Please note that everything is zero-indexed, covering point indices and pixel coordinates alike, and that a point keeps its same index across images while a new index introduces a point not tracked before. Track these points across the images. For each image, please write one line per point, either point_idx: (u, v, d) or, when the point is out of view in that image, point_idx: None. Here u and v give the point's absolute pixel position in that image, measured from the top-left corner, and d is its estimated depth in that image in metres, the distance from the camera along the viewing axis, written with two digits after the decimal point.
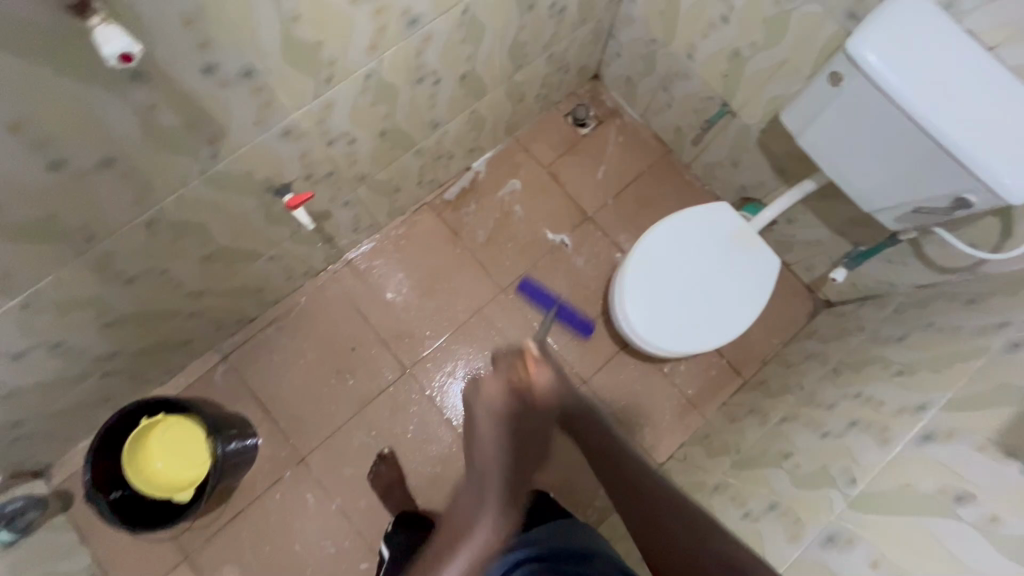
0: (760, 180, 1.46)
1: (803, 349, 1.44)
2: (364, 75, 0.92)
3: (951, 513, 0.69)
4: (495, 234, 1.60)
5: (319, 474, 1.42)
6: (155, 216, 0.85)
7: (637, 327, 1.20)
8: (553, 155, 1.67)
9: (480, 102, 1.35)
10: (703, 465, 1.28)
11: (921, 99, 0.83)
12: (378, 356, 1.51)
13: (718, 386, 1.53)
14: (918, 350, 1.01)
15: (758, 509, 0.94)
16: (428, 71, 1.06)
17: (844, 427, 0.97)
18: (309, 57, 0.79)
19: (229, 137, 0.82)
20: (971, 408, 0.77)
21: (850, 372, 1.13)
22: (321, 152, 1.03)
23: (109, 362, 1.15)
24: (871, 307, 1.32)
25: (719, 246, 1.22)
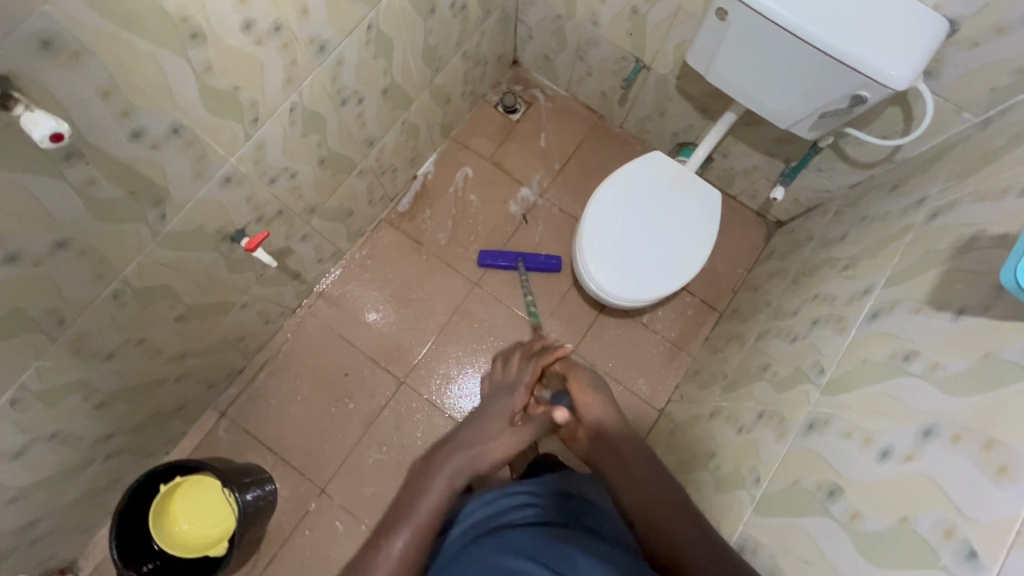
0: (689, 124, 1.53)
1: (765, 270, 1.51)
2: (288, 108, 0.96)
3: (902, 371, 0.72)
4: (455, 233, 1.65)
5: (342, 501, 1.45)
6: (121, 287, 0.88)
7: (604, 285, 1.25)
8: (493, 146, 1.72)
9: (409, 111, 1.39)
10: (698, 398, 1.35)
11: (799, 15, 0.91)
12: (371, 376, 1.54)
13: (697, 323, 1.60)
14: (859, 242, 1.09)
15: (750, 420, 1.01)
16: (350, 92, 1.10)
17: (808, 328, 1.04)
18: (230, 103, 0.83)
19: (173, 196, 0.85)
20: (906, 279, 0.84)
21: (807, 279, 1.20)
22: (265, 192, 1.07)
23: (110, 442, 1.16)
24: (815, 216, 1.40)
25: (662, 193, 1.28)
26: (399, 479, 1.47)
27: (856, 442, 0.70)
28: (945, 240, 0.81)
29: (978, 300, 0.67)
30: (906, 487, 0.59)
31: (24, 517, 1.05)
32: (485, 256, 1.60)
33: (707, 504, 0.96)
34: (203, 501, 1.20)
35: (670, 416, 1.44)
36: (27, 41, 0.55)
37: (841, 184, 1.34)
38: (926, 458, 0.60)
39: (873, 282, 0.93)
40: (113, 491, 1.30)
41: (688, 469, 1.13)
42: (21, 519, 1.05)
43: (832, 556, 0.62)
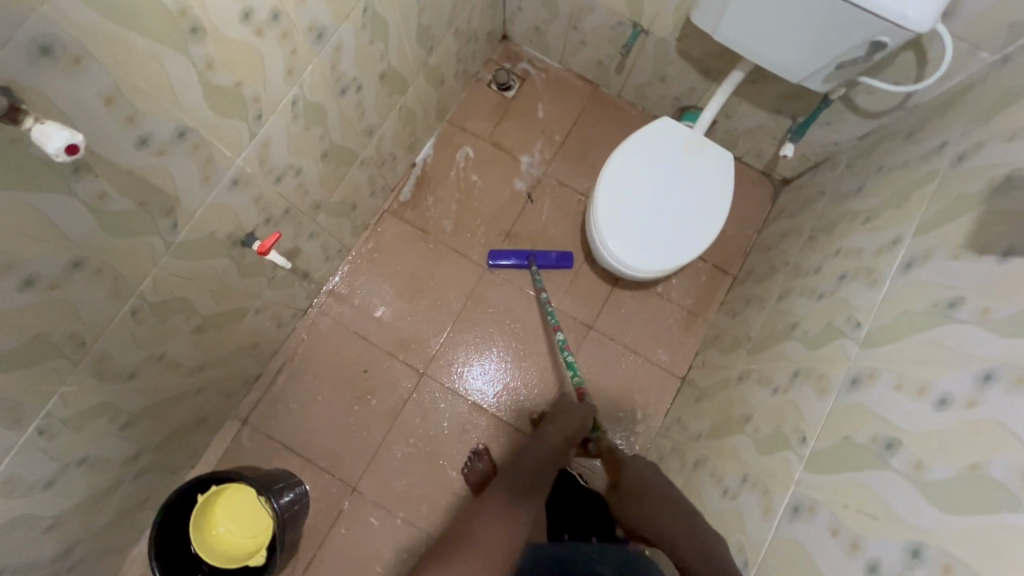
0: (690, 86, 1.50)
1: (776, 230, 1.51)
2: (290, 102, 0.91)
3: (948, 319, 0.72)
4: (460, 219, 1.62)
5: (374, 497, 1.45)
6: (138, 303, 0.85)
7: (622, 256, 1.23)
8: (490, 126, 1.68)
9: (405, 97, 1.34)
10: (722, 363, 1.35)
11: None
12: (391, 370, 1.52)
13: (712, 288, 1.60)
14: (878, 193, 1.08)
15: (784, 381, 1.01)
16: (348, 80, 1.05)
17: (835, 284, 1.04)
18: (232, 100, 0.79)
19: (183, 204, 0.82)
20: (938, 226, 0.84)
21: (826, 234, 1.20)
22: (272, 192, 1.03)
23: (137, 462, 1.14)
24: (825, 170, 1.39)
25: (673, 158, 1.26)
26: (429, 469, 1.47)
27: (908, 394, 0.70)
28: (977, 183, 0.80)
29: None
30: (970, 433, 0.60)
31: (61, 545, 1.03)
32: (495, 254, 1.57)
33: (749, 466, 0.96)
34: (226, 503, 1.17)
35: (693, 383, 1.45)
36: (25, 47, 0.51)
37: (851, 135, 1.33)
38: (988, 403, 0.60)
39: (900, 232, 0.92)
40: (145, 509, 1.28)
41: (723, 434, 1.13)
42: (59, 547, 1.03)
43: (897, 506, 0.63)
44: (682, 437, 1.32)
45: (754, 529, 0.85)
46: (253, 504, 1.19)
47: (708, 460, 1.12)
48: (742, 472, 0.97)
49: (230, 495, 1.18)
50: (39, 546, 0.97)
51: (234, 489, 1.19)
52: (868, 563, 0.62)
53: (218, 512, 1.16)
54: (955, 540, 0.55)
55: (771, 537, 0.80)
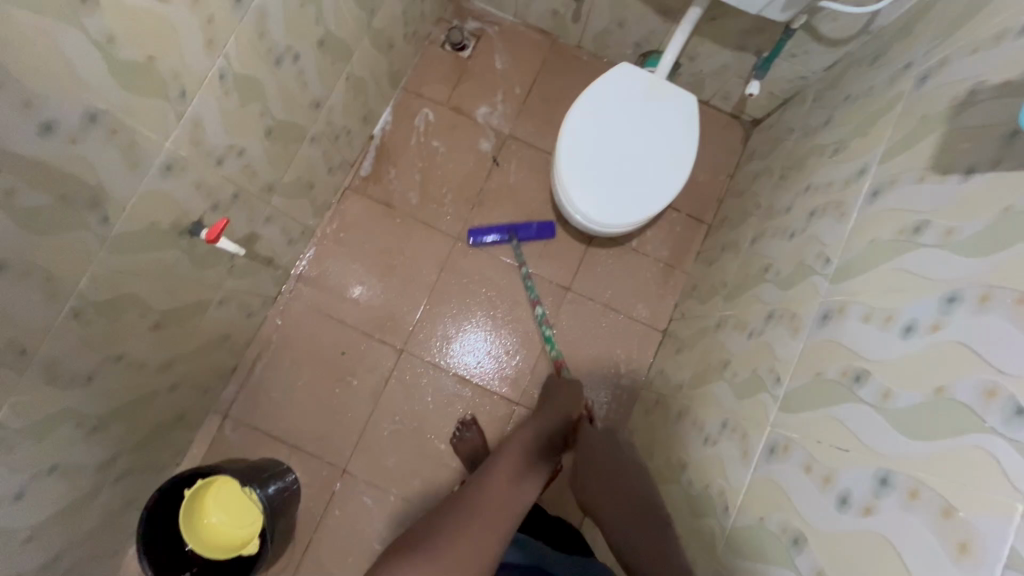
0: (650, 29, 1.44)
1: (748, 172, 1.47)
2: (217, 76, 0.85)
3: (912, 244, 0.70)
4: (426, 190, 1.57)
5: (366, 476, 1.45)
6: (80, 302, 0.81)
7: (591, 212, 1.20)
8: (448, 89, 1.61)
9: (351, 64, 1.28)
10: (700, 312, 1.34)
11: None
12: (370, 350, 1.50)
13: (688, 239, 1.57)
14: (845, 123, 1.05)
15: (759, 324, 1.00)
16: (282, 49, 0.99)
17: (805, 221, 1.02)
18: (148, 77, 0.73)
19: (111, 194, 0.77)
20: (903, 150, 0.81)
21: (796, 171, 1.17)
22: (214, 175, 0.97)
23: (115, 465, 1.12)
24: (793, 106, 1.35)
25: (635, 106, 1.22)
26: (418, 445, 1.47)
27: (876, 324, 0.69)
28: (940, 101, 0.77)
29: (985, 158, 0.64)
30: (935, 357, 0.58)
31: (45, 555, 1.02)
32: (474, 233, 1.53)
33: (728, 412, 0.96)
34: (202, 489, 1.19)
35: (674, 335, 1.44)
36: None
37: (818, 66, 1.28)
38: (954, 326, 0.58)
39: (866, 161, 0.90)
40: (133, 510, 1.27)
41: (703, 382, 1.13)
42: (44, 557, 1.02)
43: (867, 437, 0.62)
44: (665, 389, 1.32)
45: (733, 473, 0.85)
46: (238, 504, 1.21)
47: (690, 410, 1.12)
48: (722, 417, 0.97)
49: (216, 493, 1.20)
50: (21, 558, 0.96)
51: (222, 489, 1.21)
52: (840, 496, 0.61)
53: (199, 507, 1.18)
54: (923, 465, 0.54)
55: (749, 480, 0.80)
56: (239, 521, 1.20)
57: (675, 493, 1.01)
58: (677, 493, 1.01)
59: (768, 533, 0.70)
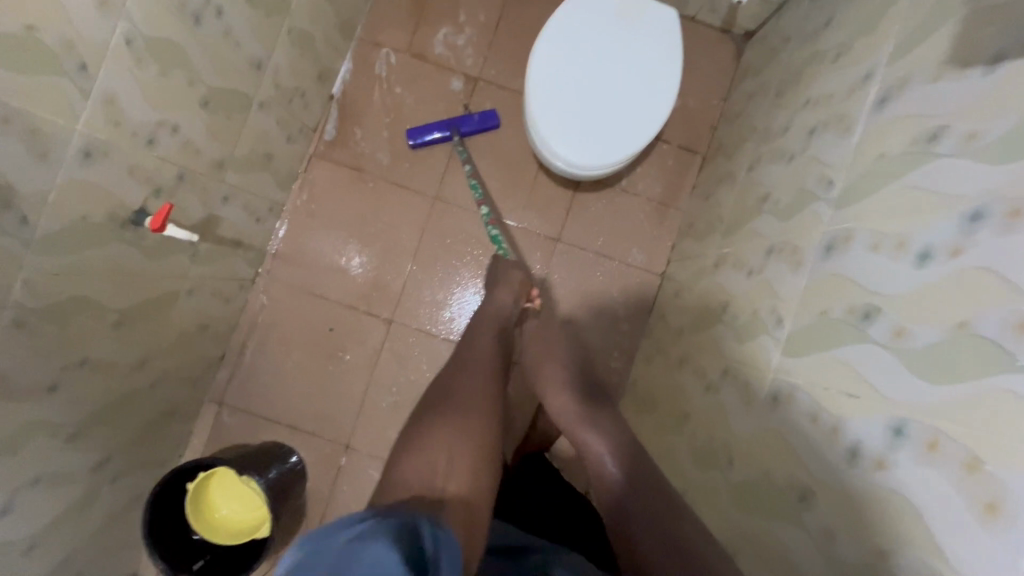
0: None
1: (743, 93, 1.34)
2: (122, 42, 0.75)
3: (927, 155, 0.60)
4: (396, 148, 1.46)
5: (370, 450, 1.43)
6: (19, 312, 0.75)
7: (571, 155, 1.09)
8: (407, 34, 1.47)
9: (291, 15, 1.15)
10: (697, 252, 1.25)
11: None
12: (357, 324, 1.45)
13: (681, 173, 1.47)
14: (846, 24, 0.92)
15: (758, 261, 0.92)
16: (200, 3, 0.87)
17: (805, 141, 0.91)
18: (32, 52, 0.64)
19: (24, 193, 0.69)
20: (914, 46, 0.70)
21: (793, 86, 1.05)
22: (148, 158, 0.89)
23: (109, 466, 1.11)
24: (789, 11, 1.20)
25: (608, 29, 1.09)
26: None
27: (885, 252, 0.61)
28: None
29: (1013, 43, 0.53)
30: (955, 286, 0.50)
31: (52, 560, 1.02)
32: (412, 129, 1.41)
33: (730, 357, 0.90)
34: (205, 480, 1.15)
35: (673, 278, 1.37)
36: None
37: None
38: (975, 248, 0.50)
39: (873, 64, 0.78)
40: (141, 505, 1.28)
41: (702, 326, 1.07)
42: (52, 562, 1.02)
43: (878, 381, 0.55)
44: (665, 336, 1.26)
45: (736, 423, 0.79)
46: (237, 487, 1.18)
47: (690, 357, 1.06)
48: (723, 363, 0.91)
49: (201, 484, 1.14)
50: (27, 566, 0.96)
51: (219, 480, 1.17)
52: (849, 448, 0.56)
53: (203, 503, 1.14)
54: (942, 413, 0.47)
55: (753, 431, 0.74)
56: (248, 505, 1.18)
57: (679, 444, 0.97)
58: (680, 445, 0.96)
59: (775, 486, 0.66)
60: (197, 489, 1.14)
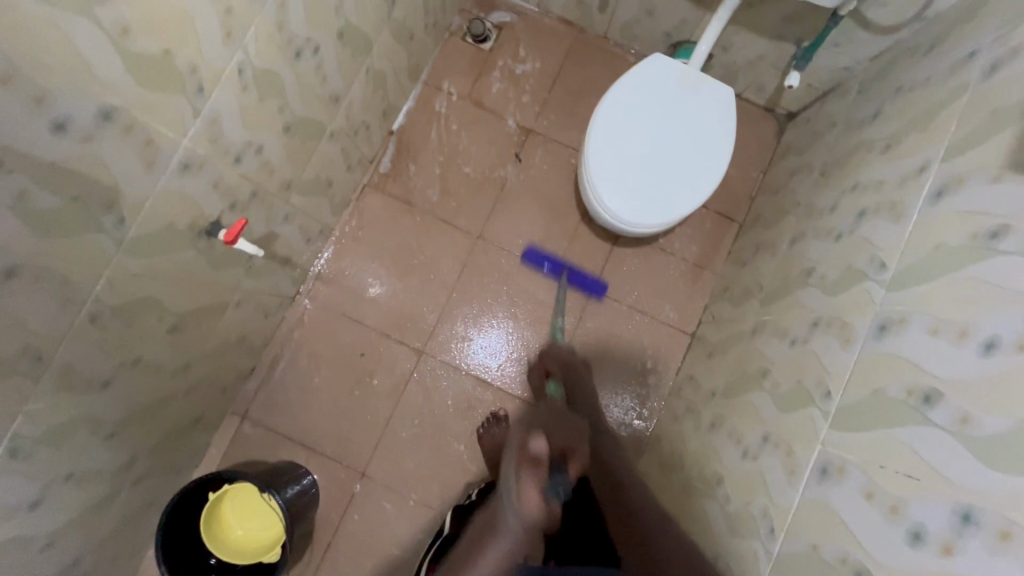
0: (682, 19, 1.39)
1: (783, 169, 1.41)
2: (235, 70, 0.81)
3: (988, 251, 0.63)
4: (446, 187, 1.52)
5: (385, 480, 1.42)
6: (97, 307, 0.78)
7: (621, 212, 1.14)
8: (469, 82, 1.56)
9: (372, 56, 1.23)
10: (732, 316, 1.28)
11: None
12: (387, 350, 1.47)
13: (718, 238, 1.51)
14: (897, 118, 0.98)
15: (803, 332, 0.94)
16: (302, 41, 0.95)
17: (854, 221, 0.95)
18: (163, 71, 0.69)
19: (126, 196, 0.73)
20: (969, 147, 0.75)
21: (839, 169, 1.10)
22: (232, 174, 0.94)
23: (133, 469, 1.10)
24: (834, 99, 1.28)
25: (669, 101, 1.16)
26: (436, 448, 1.43)
27: (946, 338, 0.63)
28: (1012, 93, 0.71)
29: None
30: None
31: (64, 558, 1.00)
32: (531, 251, 1.49)
33: (770, 425, 0.91)
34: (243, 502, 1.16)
35: (704, 339, 1.39)
36: None
37: (863, 57, 1.21)
38: None
39: (927, 158, 0.83)
40: (151, 513, 1.26)
41: (737, 390, 1.08)
42: (63, 561, 1.01)
43: (941, 465, 0.56)
44: (696, 395, 1.26)
45: (778, 491, 0.80)
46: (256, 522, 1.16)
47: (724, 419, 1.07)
48: (762, 430, 0.92)
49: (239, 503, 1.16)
50: (40, 564, 0.94)
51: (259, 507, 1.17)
52: (912, 529, 0.57)
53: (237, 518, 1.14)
54: (1011, 503, 0.49)
55: (794, 505, 0.75)
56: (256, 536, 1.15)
57: (711, 508, 0.96)
58: (713, 510, 0.95)
59: (825, 561, 0.66)
60: (210, 511, 1.15)
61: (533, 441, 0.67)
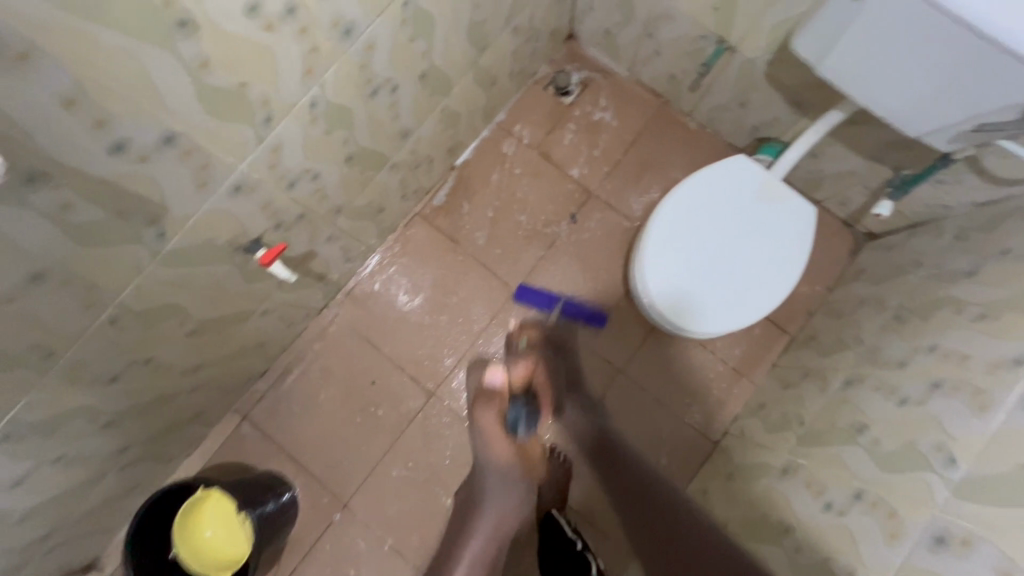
0: (775, 117, 1.32)
1: (852, 294, 1.30)
2: (308, 103, 0.80)
3: None
4: (494, 233, 1.49)
5: (365, 517, 1.37)
6: (117, 312, 0.77)
7: (672, 310, 1.07)
8: (541, 132, 1.53)
9: (450, 97, 1.22)
10: (764, 442, 1.18)
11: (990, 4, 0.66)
12: (399, 385, 1.43)
13: (764, 347, 1.41)
14: (997, 286, 0.88)
15: (841, 500, 0.85)
16: (382, 81, 0.93)
17: (924, 391, 0.85)
18: (234, 104, 0.68)
19: (172, 213, 0.73)
20: None
21: (918, 320, 1.00)
22: (284, 199, 0.93)
23: (124, 456, 1.10)
24: (926, 236, 1.18)
25: (744, 205, 1.09)
26: (424, 498, 1.38)
27: None
28: None
29: None
30: None
31: (35, 532, 1.00)
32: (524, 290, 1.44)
33: None
34: (220, 520, 1.12)
35: (728, 454, 1.28)
36: None
37: (968, 201, 1.11)
38: None
39: None
40: (132, 496, 1.25)
41: (753, 534, 0.98)
42: (35, 534, 1.00)
43: None
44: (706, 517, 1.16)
45: None
46: (225, 528, 1.12)
47: None
48: None
49: (212, 521, 1.11)
50: (9, 536, 0.94)
51: (227, 526, 1.12)
52: None
53: (211, 522, 1.11)
54: None
55: None
56: (223, 538, 1.12)
57: None
58: None
59: None
60: (203, 508, 1.12)
61: (489, 375, 0.99)
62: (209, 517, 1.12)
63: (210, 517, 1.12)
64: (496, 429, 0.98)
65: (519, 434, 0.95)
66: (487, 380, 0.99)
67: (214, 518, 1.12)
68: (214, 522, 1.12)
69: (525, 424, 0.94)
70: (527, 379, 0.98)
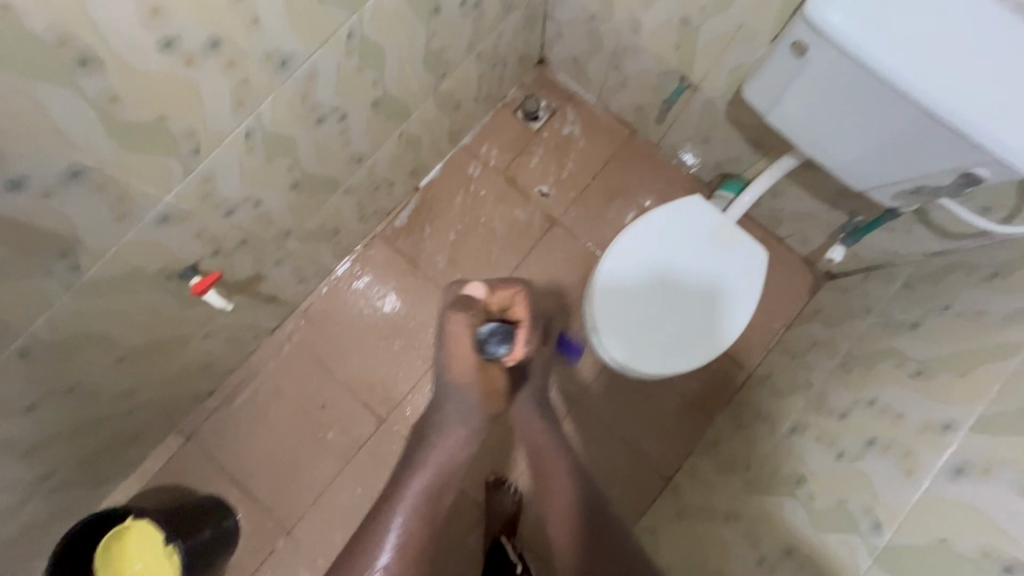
0: (736, 155, 1.32)
1: (806, 334, 1.30)
2: (242, 134, 0.78)
3: None
4: (456, 256, 1.47)
5: (309, 544, 1.33)
6: (29, 344, 0.74)
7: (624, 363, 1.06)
8: (508, 156, 1.52)
9: (409, 122, 1.20)
10: (711, 481, 1.17)
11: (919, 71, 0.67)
12: (350, 409, 1.40)
13: (721, 383, 1.40)
14: (935, 342, 0.88)
15: (775, 555, 0.84)
16: (329, 109, 0.91)
17: (860, 447, 0.85)
18: (154, 136, 0.66)
19: (87, 245, 0.70)
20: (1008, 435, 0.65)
21: (862, 370, 1.00)
22: (221, 225, 0.90)
23: (50, 481, 1.05)
24: (878, 282, 1.19)
25: (697, 246, 1.08)
26: None
27: None
28: None
29: None
30: None
31: None
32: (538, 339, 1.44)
33: None
34: (151, 551, 1.07)
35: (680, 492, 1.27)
36: None
37: (917, 250, 1.12)
38: None
39: (955, 416, 0.73)
40: (63, 519, 1.20)
41: None
42: None
43: None
44: None
45: None
46: (157, 561, 1.07)
47: None
48: None
49: (142, 550, 1.07)
50: None
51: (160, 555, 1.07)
52: None
53: (139, 553, 1.06)
54: None
55: None
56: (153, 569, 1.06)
57: None
58: None
59: None
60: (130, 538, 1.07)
61: (469, 288, 0.83)
62: (138, 548, 1.07)
63: (139, 548, 1.07)
64: (464, 343, 0.82)
65: (487, 353, 0.81)
66: (465, 291, 0.84)
67: (144, 548, 1.07)
68: (145, 553, 1.07)
69: (494, 343, 0.80)
70: (513, 303, 0.82)
